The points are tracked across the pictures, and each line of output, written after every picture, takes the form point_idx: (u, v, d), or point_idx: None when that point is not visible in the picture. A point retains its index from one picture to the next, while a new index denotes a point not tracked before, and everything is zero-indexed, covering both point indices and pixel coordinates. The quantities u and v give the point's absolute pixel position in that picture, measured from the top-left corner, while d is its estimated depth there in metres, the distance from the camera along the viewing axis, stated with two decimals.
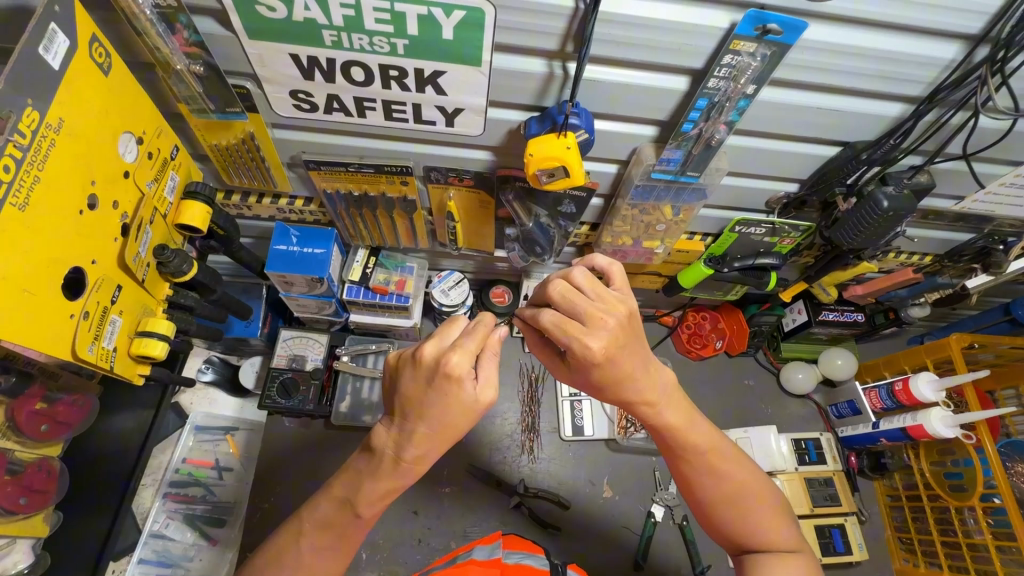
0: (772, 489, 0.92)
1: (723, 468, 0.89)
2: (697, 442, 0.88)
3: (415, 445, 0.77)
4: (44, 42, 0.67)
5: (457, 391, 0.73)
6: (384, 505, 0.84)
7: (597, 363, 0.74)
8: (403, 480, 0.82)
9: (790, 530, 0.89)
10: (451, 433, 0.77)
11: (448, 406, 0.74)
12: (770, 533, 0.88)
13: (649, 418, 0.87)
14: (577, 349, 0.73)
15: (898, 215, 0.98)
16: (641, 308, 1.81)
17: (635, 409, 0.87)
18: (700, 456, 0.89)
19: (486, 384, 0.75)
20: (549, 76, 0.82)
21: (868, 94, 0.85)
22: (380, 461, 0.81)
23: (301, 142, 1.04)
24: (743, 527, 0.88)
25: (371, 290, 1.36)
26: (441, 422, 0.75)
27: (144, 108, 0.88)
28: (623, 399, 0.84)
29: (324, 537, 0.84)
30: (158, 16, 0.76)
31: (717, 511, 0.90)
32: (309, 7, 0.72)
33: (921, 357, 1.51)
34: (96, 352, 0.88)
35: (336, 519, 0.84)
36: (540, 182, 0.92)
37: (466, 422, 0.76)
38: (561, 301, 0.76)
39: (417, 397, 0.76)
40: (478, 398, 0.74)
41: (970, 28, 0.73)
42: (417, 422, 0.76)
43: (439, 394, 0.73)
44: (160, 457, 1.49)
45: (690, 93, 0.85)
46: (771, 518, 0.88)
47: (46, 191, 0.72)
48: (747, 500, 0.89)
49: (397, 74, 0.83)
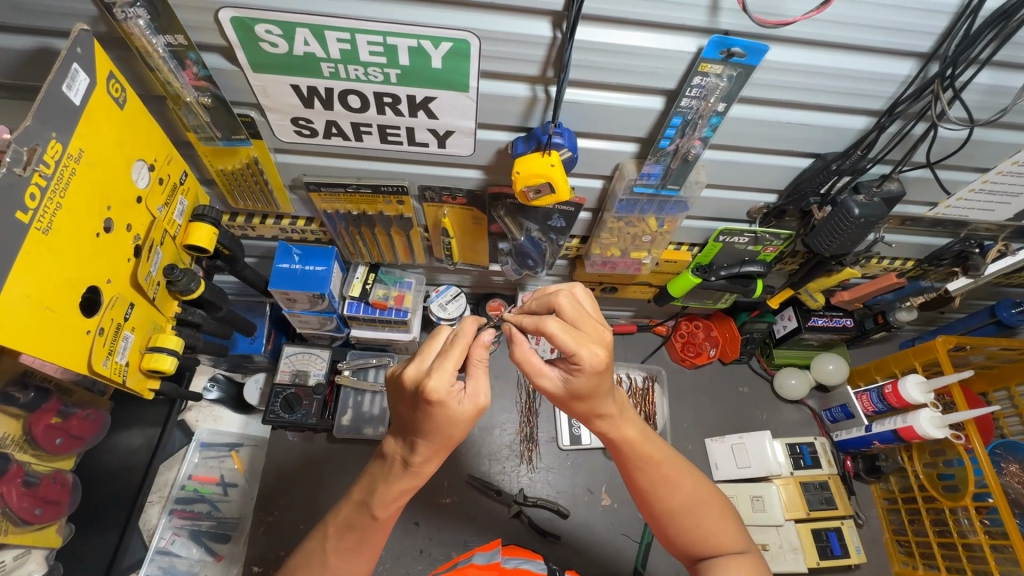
0: (720, 494, 0.98)
1: (674, 478, 0.93)
2: (650, 452, 0.93)
3: (418, 453, 0.82)
4: (67, 80, 0.73)
5: (443, 411, 0.76)
6: (400, 505, 0.88)
7: (592, 375, 0.78)
8: (414, 484, 0.86)
9: (739, 532, 0.94)
10: (448, 442, 0.82)
11: (438, 423, 0.78)
12: (720, 538, 0.92)
13: (606, 430, 0.92)
14: (583, 356, 0.76)
15: (870, 222, 1.03)
16: (636, 318, 1.85)
17: (592, 422, 0.92)
18: (653, 466, 0.93)
19: (475, 396, 0.78)
20: (533, 99, 0.88)
21: (834, 109, 0.90)
22: (391, 466, 0.86)
23: (303, 165, 1.09)
24: (696, 535, 0.92)
25: (370, 305, 1.42)
26: (436, 435, 0.80)
27: (155, 137, 0.94)
28: (591, 411, 0.88)
29: (345, 540, 0.89)
30: (170, 53, 0.83)
31: (670, 521, 0.94)
32: (308, 43, 0.79)
33: (910, 360, 1.54)
34: (110, 366, 0.93)
35: (354, 522, 0.88)
36: (528, 199, 0.98)
37: (459, 433, 0.80)
38: (566, 312, 0.82)
39: (409, 414, 0.80)
40: (466, 411, 0.77)
41: (920, 47, 0.79)
42: (414, 436, 0.81)
43: (426, 415, 0.77)
44: (166, 474, 1.54)
45: (666, 112, 0.90)
46: (722, 524, 0.93)
47: (67, 217, 0.78)
48: (698, 509, 0.93)
49: (391, 101, 0.89)
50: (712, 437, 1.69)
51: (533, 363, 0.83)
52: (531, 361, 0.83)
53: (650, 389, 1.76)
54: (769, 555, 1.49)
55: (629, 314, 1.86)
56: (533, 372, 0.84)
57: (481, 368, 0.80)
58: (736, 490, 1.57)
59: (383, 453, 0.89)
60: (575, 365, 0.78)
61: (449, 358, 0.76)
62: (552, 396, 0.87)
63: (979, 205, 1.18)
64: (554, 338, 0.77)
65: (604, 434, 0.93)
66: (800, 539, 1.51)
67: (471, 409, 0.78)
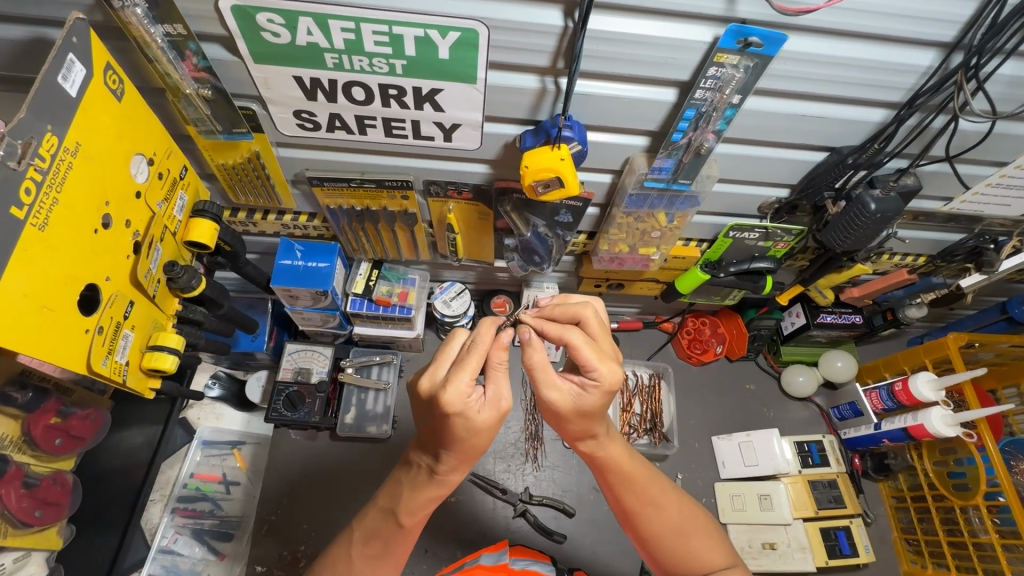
0: (707, 513, 0.97)
1: (659, 498, 0.93)
2: (634, 472, 0.92)
3: (443, 463, 0.81)
4: (63, 71, 0.71)
5: (463, 421, 0.74)
6: (426, 512, 0.88)
7: (602, 395, 0.80)
8: (441, 491, 0.86)
9: (727, 549, 0.92)
10: (474, 451, 0.80)
11: (459, 433, 0.76)
12: (709, 557, 0.90)
13: (590, 447, 0.91)
14: (603, 372, 0.79)
15: (886, 217, 1.01)
16: (641, 315, 1.82)
17: (577, 442, 0.91)
18: (638, 487, 0.92)
19: (496, 401, 0.76)
20: (542, 91, 0.86)
21: (851, 101, 0.88)
22: (417, 473, 0.85)
23: (306, 160, 1.07)
24: (684, 558, 0.91)
25: (374, 302, 1.39)
26: (459, 445, 0.78)
27: (155, 131, 0.91)
28: (586, 430, 0.87)
29: (370, 547, 0.88)
30: (169, 44, 0.80)
31: (656, 545, 0.93)
32: (311, 32, 0.76)
33: (921, 358, 1.51)
34: (109, 365, 0.91)
35: (379, 529, 0.88)
36: (536, 194, 0.95)
37: (483, 441, 0.79)
38: (590, 325, 0.88)
39: (431, 423, 0.79)
40: (486, 419, 0.75)
41: (943, 36, 0.76)
42: (438, 446, 0.80)
43: (446, 424, 0.75)
44: (167, 473, 1.51)
45: (679, 104, 0.88)
46: (710, 542, 0.92)
47: (64, 213, 0.75)
48: (686, 531, 0.92)
49: (396, 92, 0.87)
50: (720, 435, 1.67)
51: (547, 371, 0.81)
52: (544, 371, 0.81)
53: (657, 386, 1.73)
54: (776, 553, 1.48)
55: (635, 311, 1.83)
56: (541, 385, 0.81)
57: (501, 373, 0.77)
58: (743, 488, 1.56)
59: (410, 461, 0.88)
60: (592, 380, 0.80)
61: (466, 364, 0.74)
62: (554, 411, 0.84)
63: (994, 201, 1.16)
64: (577, 349, 0.79)
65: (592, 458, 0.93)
66: (809, 537, 1.49)
67: (490, 418, 0.75)
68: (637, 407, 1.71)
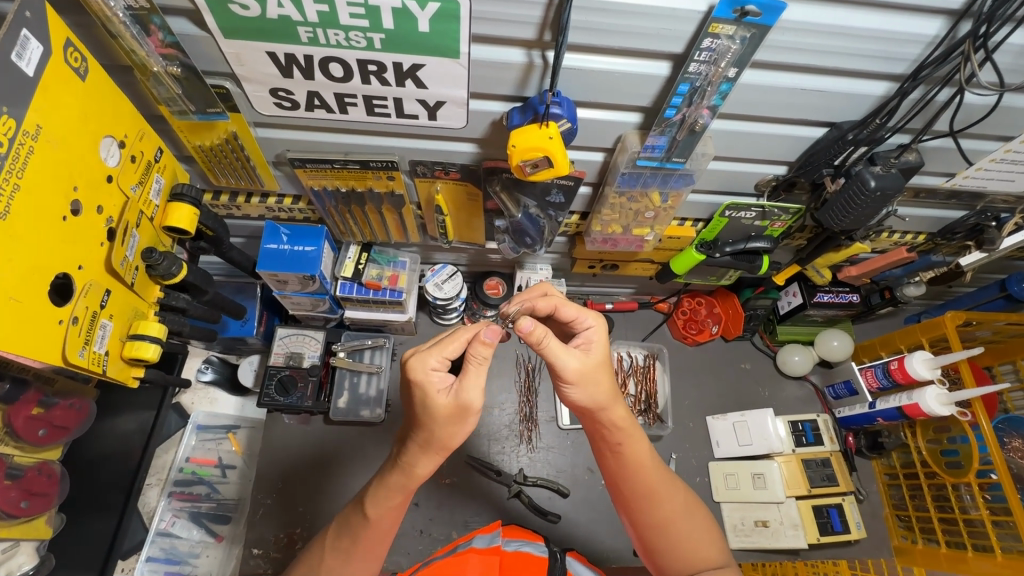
0: (706, 511, 0.96)
1: (663, 487, 0.92)
2: (642, 461, 0.92)
3: (410, 448, 0.86)
4: (17, 48, 0.67)
5: (422, 397, 0.81)
6: (396, 507, 0.88)
7: (604, 340, 0.90)
8: (409, 484, 0.88)
9: (720, 544, 0.92)
10: (439, 442, 0.83)
11: (420, 413, 0.82)
12: (705, 550, 0.90)
13: (612, 419, 0.90)
14: (584, 323, 0.91)
15: (886, 194, 0.97)
16: (637, 295, 1.80)
17: (594, 416, 0.90)
18: (644, 476, 0.91)
19: (459, 392, 0.80)
20: (529, 65, 0.82)
21: (852, 74, 0.84)
22: (388, 463, 0.90)
23: (285, 140, 1.03)
24: (683, 549, 0.90)
25: (364, 286, 1.37)
26: (422, 429, 0.83)
27: (124, 111, 0.87)
28: (596, 404, 0.88)
29: (341, 540, 0.91)
30: (132, 18, 0.76)
31: (658, 534, 0.91)
32: (282, 4, 0.71)
33: (916, 336, 1.49)
34: (87, 356, 0.89)
35: (351, 522, 0.91)
36: (525, 174, 0.92)
37: (447, 429, 0.82)
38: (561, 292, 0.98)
39: (406, 400, 0.87)
40: (446, 403, 0.80)
41: (952, 3, 0.72)
42: (409, 432, 0.85)
43: (414, 403, 0.82)
44: (164, 456, 1.50)
45: (672, 79, 0.84)
46: (707, 536, 0.92)
47: (26, 200, 0.72)
48: (686, 521, 0.92)
49: (376, 68, 0.83)
50: (714, 415, 1.66)
51: (545, 342, 0.82)
52: (553, 343, 0.83)
53: (652, 366, 1.73)
54: (768, 530, 1.51)
55: (629, 292, 1.81)
56: (553, 354, 0.83)
57: (476, 367, 0.80)
58: (737, 467, 1.57)
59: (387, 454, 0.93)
60: (586, 335, 0.90)
61: (446, 347, 0.82)
62: (567, 382, 0.86)
63: (998, 176, 1.12)
64: (563, 309, 0.92)
65: (609, 437, 0.91)
66: (801, 515, 1.49)
67: (450, 405, 0.80)
68: (632, 387, 1.71)
